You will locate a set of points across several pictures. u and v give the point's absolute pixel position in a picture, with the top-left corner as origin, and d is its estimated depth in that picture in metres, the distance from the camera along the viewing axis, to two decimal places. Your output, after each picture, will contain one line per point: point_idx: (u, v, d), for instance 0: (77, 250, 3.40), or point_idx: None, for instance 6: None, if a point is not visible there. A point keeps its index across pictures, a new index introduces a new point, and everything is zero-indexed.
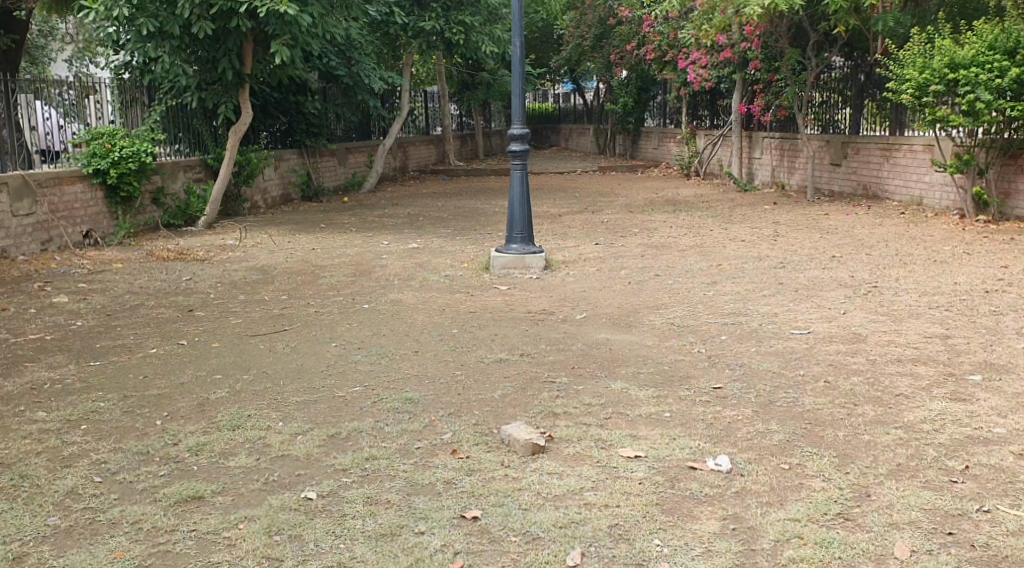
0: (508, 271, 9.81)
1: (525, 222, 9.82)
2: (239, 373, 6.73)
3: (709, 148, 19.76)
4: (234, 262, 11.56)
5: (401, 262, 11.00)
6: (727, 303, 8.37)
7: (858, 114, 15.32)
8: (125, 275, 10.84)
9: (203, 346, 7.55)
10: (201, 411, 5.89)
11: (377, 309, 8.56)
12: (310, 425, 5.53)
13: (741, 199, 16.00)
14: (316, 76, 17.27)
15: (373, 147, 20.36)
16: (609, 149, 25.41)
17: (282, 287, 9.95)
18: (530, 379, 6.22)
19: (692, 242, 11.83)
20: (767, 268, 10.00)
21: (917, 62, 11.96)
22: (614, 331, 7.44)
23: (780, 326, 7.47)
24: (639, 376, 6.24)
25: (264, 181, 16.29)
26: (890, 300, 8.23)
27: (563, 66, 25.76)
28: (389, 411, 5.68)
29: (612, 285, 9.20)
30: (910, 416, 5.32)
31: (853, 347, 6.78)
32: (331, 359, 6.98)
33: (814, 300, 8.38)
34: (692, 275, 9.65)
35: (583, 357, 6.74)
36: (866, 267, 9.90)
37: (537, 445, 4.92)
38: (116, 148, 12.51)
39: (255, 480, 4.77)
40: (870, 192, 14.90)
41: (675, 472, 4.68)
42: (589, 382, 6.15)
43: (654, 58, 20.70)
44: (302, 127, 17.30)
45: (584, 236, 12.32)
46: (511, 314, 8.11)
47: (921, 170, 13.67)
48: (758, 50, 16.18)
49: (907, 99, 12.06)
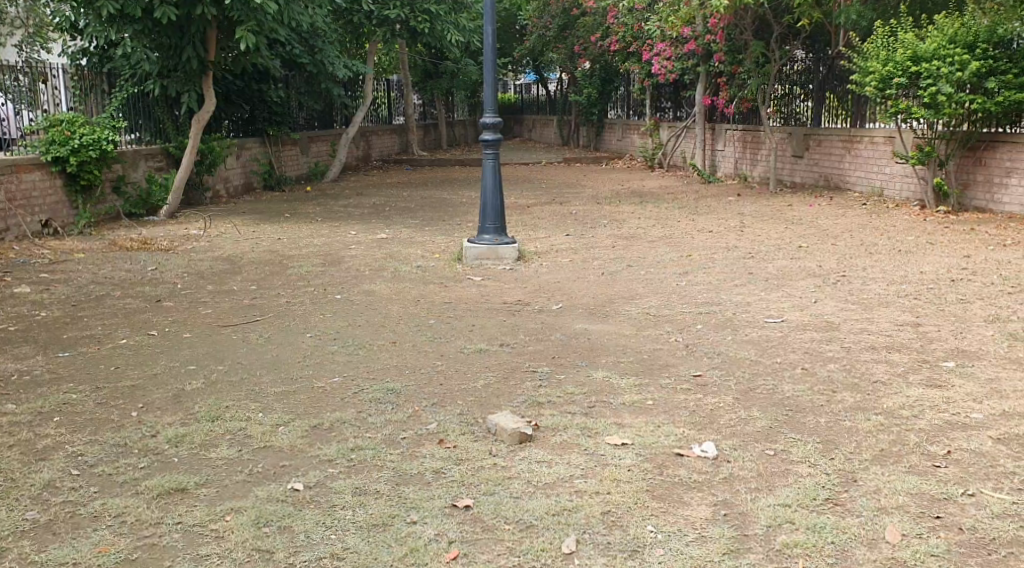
0: (481, 262, 9.79)
1: (497, 212, 9.80)
2: (213, 364, 6.65)
3: (673, 140, 19.86)
4: (200, 252, 11.41)
5: (371, 252, 10.94)
6: (699, 292, 8.42)
7: (820, 107, 15.49)
8: (88, 265, 10.66)
9: (174, 337, 7.46)
10: (177, 402, 5.82)
11: (350, 299, 8.51)
12: (290, 416, 5.48)
13: (705, 191, 16.12)
14: (279, 63, 17.09)
15: (336, 137, 20.21)
16: (572, 140, 25.44)
17: (250, 278, 9.85)
18: (511, 369, 6.22)
19: (661, 233, 11.89)
20: (736, 258, 10.08)
21: (880, 55, 12.11)
22: (592, 321, 7.46)
23: (755, 315, 7.52)
24: (619, 365, 6.26)
25: (226, 170, 16.11)
26: (860, 289, 8.31)
27: (526, 57, 25.73)
28: (371, 402, 5.64)
29: (585, 275, 9.22)
30: (889, 402, 5.37)
31: (827, 335, 6.83)
32: (308, 349, 6.92)
33: (785, 289, 8.46)
34: (663, 266, 9.69)
35: (562, 346, 6.75)
36: (833, 256, 10.01)
37: (525, 434, 4.91)
38: (75, 136, 12.35)
39: (239, 471, 4.72)
40: (831, 183, 15.06)
41: (662, 459, 4.68)
42: (571, 371, 6.16)
43: (617, 50, 20.75)
44: (265, 115, 17.12)
45: (553, 226, 12.34)
46: (487, 304, 8.10)
47: (882, 161, 13.85)
48: (722, 43, 16.27)
49: (870, 91, 12.16)
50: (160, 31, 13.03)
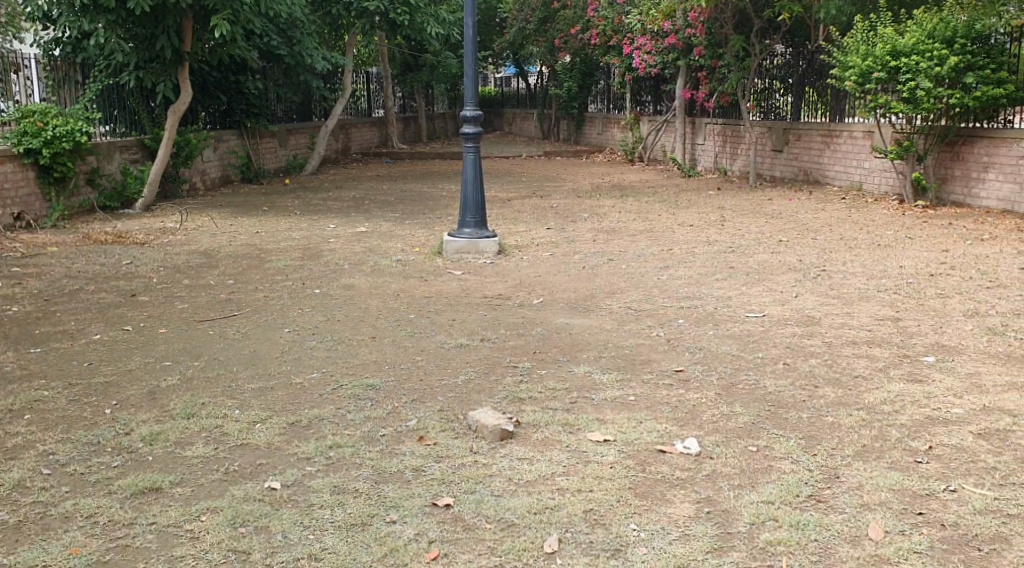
0: (461, 256, 9.72)
1: (476, 205, 9.73)
2: (189, 360, 6.56)
3: (653, 133, 19.85)
4: (176, 246, 11.29)
5: (349, 246, 10.85)
6: (680, 286, 8.38)
7: (799, 101, 15.50)
8: (61, 258, 10.53)
9: (150, 332, 7.36)
10: (152, 399, 5.74)
11: (328, 294, 8.43)
12: (268, 413, 5.40)
13: (685, 185, 16.11)
14: (256, 55, 16.93)
15: (314, 130, 20.07)
16: (552, 134, 25.38)
17: (227, 272, 9.74)
18: (491, 364, 6.16)
19: (641, 226, 11.86)
20: (716, 252, 10.05)
21: (860, 49, 12.12)
22: (572, 315, 7.41)
23: (735, 309, 7.49)
24: (600, 360, 6.21)
25: (203, 162, 15.95)
26: (840, 283, 8.29)
27: (506, 49, 25.65)
28: (350, 399, 5.57)
29: (566, 270, 9.16)
30: (870, 397, 5.33)
31: (809, 330, 6.81)
32: (286, 345, 6.83)
33: (766, 283, 8.43)
34: (644, 260, 9.65)
35: (543, 341, 6.70)
36: (814, 251, 10.01)
37: (505, 431, 4.86)
38: (48, 127, 12.21)
39: (215, 470, 4.65)
40: (811, 177, 15.07)
41: (644, 455, 4.64)
42: (552, 366, 6.10)
43: (598, 43, 20.71)
44: (242, 108, 16.97)
45: (533, 220, 12.28)
46: (467, 298, 8.03)
47: (861, 156, 13.86)
48: (702, 37, 16.25)
49: (850, 85, 12.17)
50: (135, 21, 12.88)
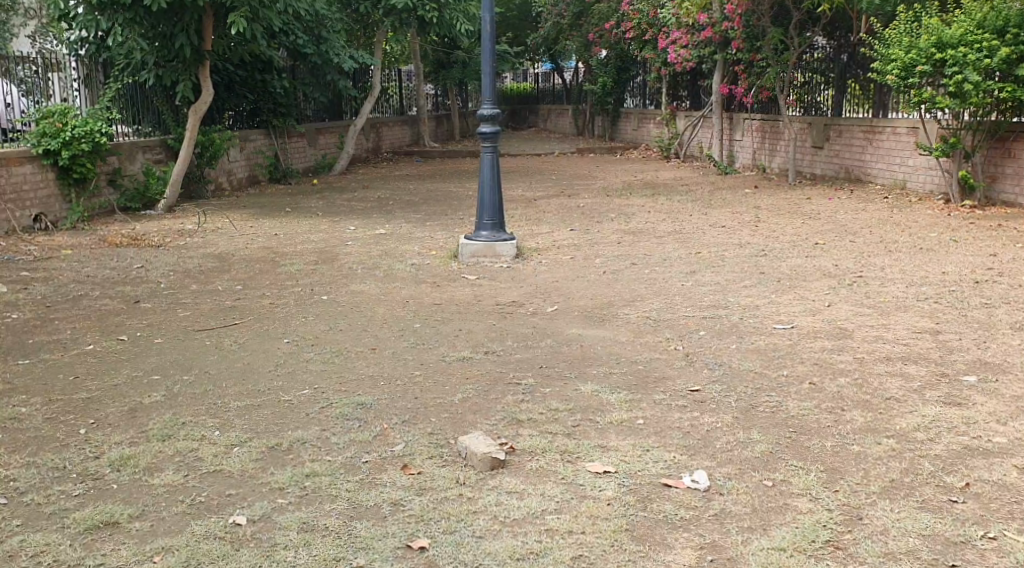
0: (478, 259, 9.33)
1: (494, 207, 9.34)
2: (178, 374, 6.22)
3: (690, 130, 19.32)
4: (192, 249, 11.02)
5: (366, 250, 10.49)
6: (705, 294, 7.92)
7: (841, 96, 14.93)
8: (73, 262, 10.29)
9: (144, 342, 7.04)
10: (132, 418, 5.40)
11: (337, 300, 8.07)
12: (248, 434, 5.04)
13: (721, 183, 15.59)
14: (283, 53, 16.68)
15: (344, 128, 19.78)
16: (587, 131, 24.92)
17: (237, 277, 9.43)
18: (494, 381, 5.77)
19: (670, 228, 11.40)
20: (747, 256, 9.56)
21: (902, 41, 11.52)
22: (586, 326, 7.00)
23: (763, 320, 7.01)
24: (612, 377, 5.79)
25: (229, 162, 15.70)
26: (877, 291, 7.79)
27: (541, 45, 25.22)
28: (337, 419, 5.19)
29: (585, 275, 8.74)
30: (902, 422, 4.84)
31: (839, 344, 6.32)
32: (283, 357, 6.48)
33: (798, 291, 7.94)
34: (669, 264, 9.21)
35: (553, 355, 6.30)
36: (851, 255, 9.48)
37: (497, 460, 4.45)
38: (67, 128, 11.98)
39: (179, 501, 4.29)
40: (852, 175, 14.48)
41: (647, 490, 4.20)
42: (557, 384, 5.69)
43: (633, 37, 20.20)
44: (269, 107, 16.71)
45: (559, 221, 11.86)
46: (479, 306, 7.65)
47: (905, 153, 13.27)
48: (740, 30, 15.69)
49: (892, 79, 11.59)
50: (155, 18, 12.63)
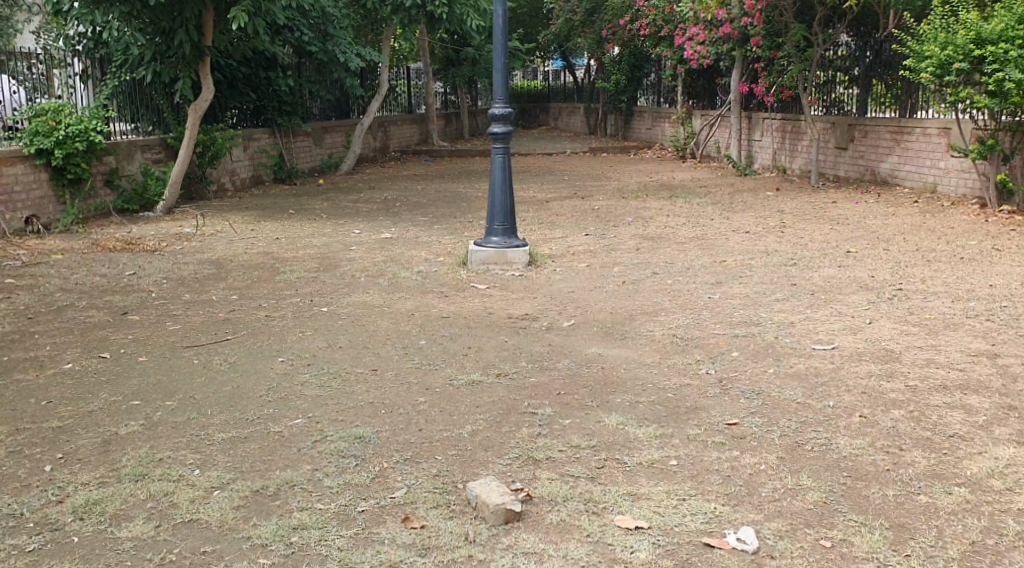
0: (488, 267, 8.76)
1: (506, 212, 8.75)
2: (160, 400, 5.64)
3: (706, 129, 18.70)
4: (188, 254, 10.47)
5: (371, 256, 9.93)
6: (735, 308, 7.34)
7: (866, 95, 14.31)
8: (62, 269, 9.75)
9: (128, 361, 6.48)
10: (104, 453, 4.83)
11: (337, 313, 7.52)
12: (231, 475, 4.47)
13: (741, 184, 14.99)
14: (286, 49, 16.12)
15: (350, 126, 19.20)
16: (599, 130, 24.30)
17: (234, 285, 8.86)
18: (507, 411, 5.20)
19: (691, 233, 10.81)
20: (776, 265, 8.97)
21: (938, 37, 10.91)
22: (606, 344, 6.43)
23: (800, 339, 6.43)
24: (639, 407, 5.21)
25: (232, 162, 15.17)
26: (922, 306, 7.21)
27: (552, 41, 24.60)
28: (331, 456, 4.62)
29: (603, 285, 8.16)
30: (974, 467, 4.31)
31: (888, 368, 5.74)
32: (276, 379, 5.90)
33: (834, 306, 7.36)
34: (692, 273, 8.64)
35: (571, 378, 5.73)
36: (887, 264, 8.89)
37: (512, 511, 3.95)
38: (60, 126, 11.45)
39: (147, 562, 3.81)
40: (879, 177, 13.86)
41: (686, 553, 3.78)
42: (578, 414, 5.14)
43: (648, 34, 19.58)
44: (273, 105, 16.15)
45: (573, 225, 11.26)
46: (490, 321, 7.10)
47: (935, 154, 12.66)
48: (760, 26, 14.99)
49: (926, 77, 10.98)
50: (152, 12, 12.07)
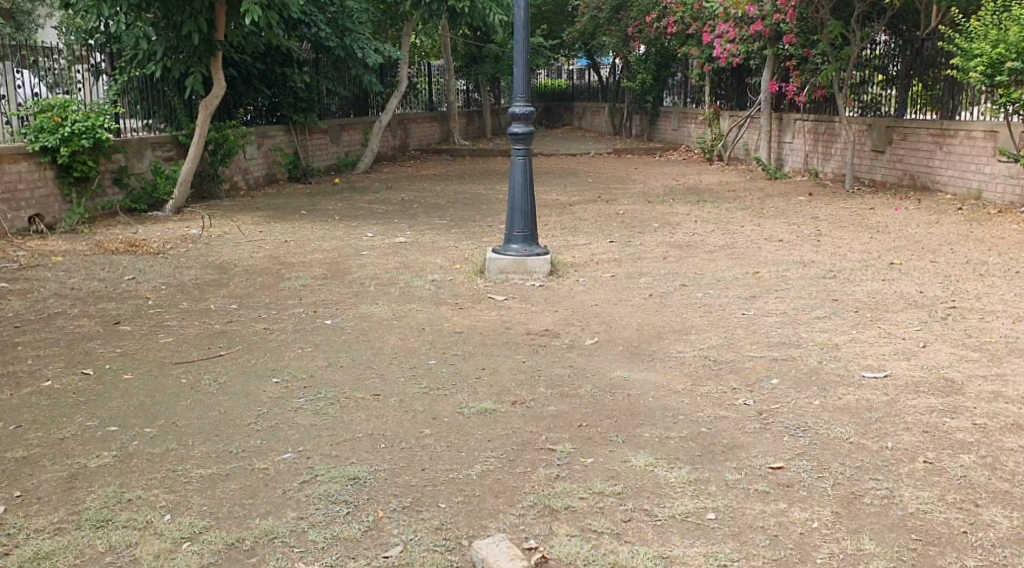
0: (506, 277, 8.17)
1: (526, 217, 8.17)
2: (139, 425, 5.07)
3: (735, 130, 18.04)
4: (192, 258, 9.93)
5: (382, 262, 9.38)
6: (772, 326, 6.75)
7: (904, 96, 13.62)
8: (60, 272, 9.22)
9: (111, 378, 5.91)
10: (67, 492, 4.27)
11: (341, 327, 6.96)
12: (205, 522, 4.00)
13: (772, 189, 14.34)
14: (302, 45, 15.58)
15: (368, 124, 18.63)
16: (625, 130, 23.66)
17: (235, 293, 8.30)
18: (520, 447, 4.62)
19: (720, 241, 10.21)
20: (814, 278, 8.37)
21: (989, 33, 10.22)
22: (633, 367, 5.84)
23: (848, 364, 5.83)
24: (670, 445, 4.62)
25: (245, 160, 14.65)
26: (979, 328, 6.62)
27: (577, 39, 23.99)
28: (320, 501, 4.13)
29: (628, 298, 7.58)
30: None
31: (948, 403, 5.15)
32: (268, 404, 5.34)
33: (882, 325, 6.75)
34: (723, 286, 8.03)
35: (595, 408, 5.13)
36: (935, 278, 8.28)
37: None
38: (66, 123, 10.95)
39: None
40: (919, 182, 13.17)
41: None
42: (603, 453, 4.54)
43: (675, 32, 18.93)
44: (289, 102, 15.62)
45: (598, 231, 10.67)
46: (507, 336, 6.54)
47: (980, 159, 12.00)
48: (794, 23, 14.27)
49: (975, 77, 10.31)
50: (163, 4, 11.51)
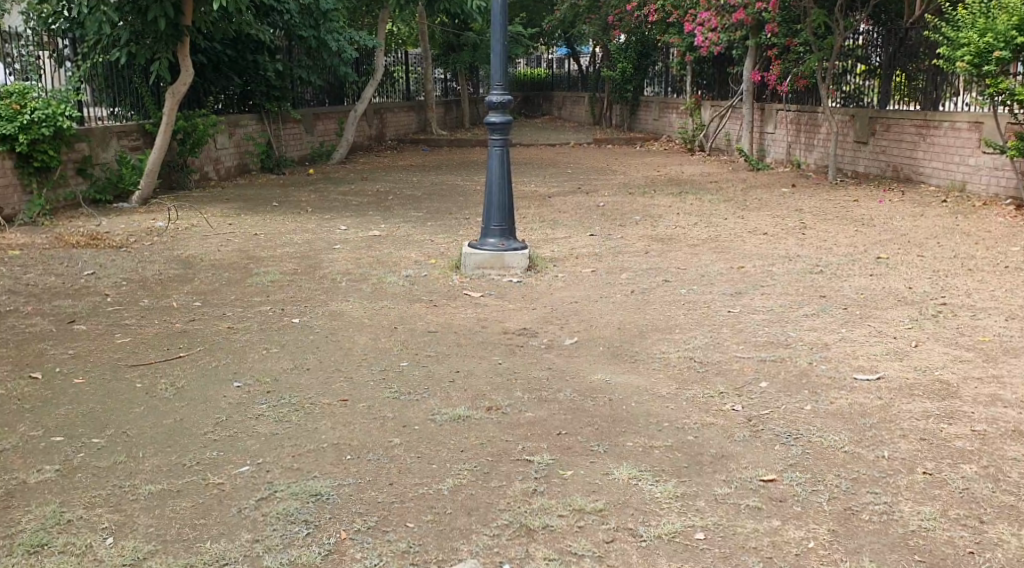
0: (483, 272, 7.88)
1: (504, 211, 7.87)
2: (87, 434, 4.75)
3: (716, 121, 17.79)
4: (157, 252, 9.56)
5: (355, 256, 9.06)
6: (759, 325, 6.48)
7: (887, 86, 13.41)
8: (16, 267, 8.84)
9: (61, 382, 5.57)
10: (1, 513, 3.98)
11: (310, 326, 6.64)
12: (151, 547, 3.74)
13: (754, 180, 14.08)
14: (275, 32, 15.18)
15: (343, 113, 18.26)
16: (604, 120, 23.37)
17: (199, 289, 7.96)
18: (496, 458, 4.34)
19: (704, 234, 9.93)
20: (800, 273, 8.10)
21: (976, 22, 9.97)
22: (615, 369, 5.56)
23: (840, 366, 5.56)
24: (655, 456, 4.34)
25: (216, 150, 14.26)
26: (974, 326, 6.37)
27: (556, 28, 23.62)
28: (279, 521, 3.86)
29: (609, 295, 7.29)
30: None
31: (946, 408, 4.89)
32: (227, 411, 5.02)
33: (873, 323, 6.49)
34: (708, 282, 7.76)
35: (576, 414, 4.84)
36: (925, 273, 8.03)
37: None
38: (25, 110, 10.56)
39: None
40: (902, 174, 12.95)
41: None
42: (584, 464, 4.26)
43: (656, 21, 18.63)
44: (261, 90, 15.23)
45: (577, 223, 10.38)
46: (482, 336, 6.23)
47: (965, 150, 11.78)
48: (776, 12, 14.00)
49: (962, 67, 10.07)
50: None
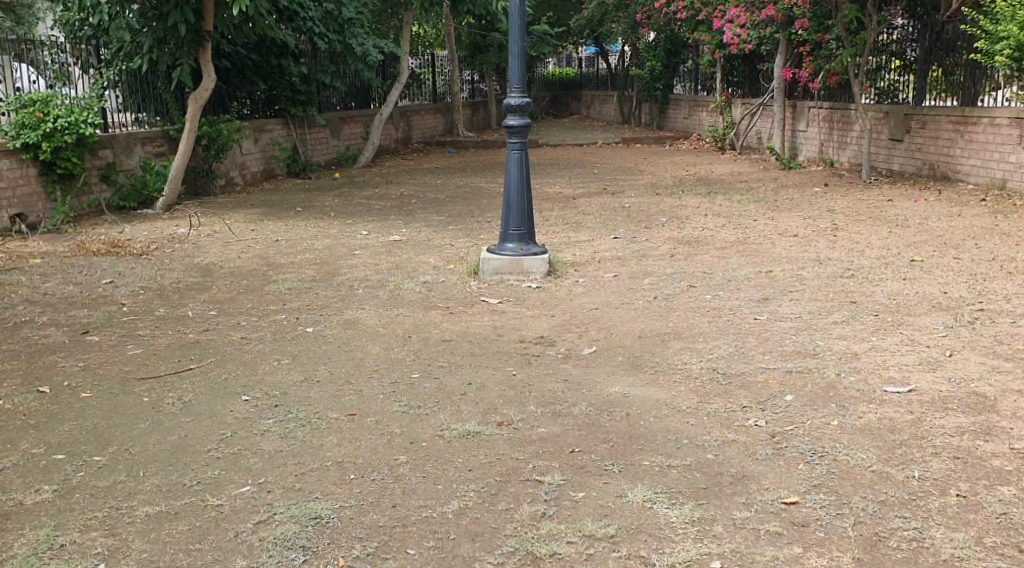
0: (501, 277, 7.69)
1: (522, 215, 7.67)
2: (89, 451, 4.63)
3: (747, 119, 17.48)
4: (176, 260, 9.46)
5: (374, 262, 8.92)
6: (786, 333, 6.25)
7: (922, 82, 13.09)
8: (35, 276, 8.78)
9: (67, 397, 5.45)
10: None
11: (323, 335, 6.49)
12: None
13: (786, 180, 13.79)
14: (298, 36, 15.07)
15: (369, 116, 18.13)
16: (633, 119, 23.10)
17: (216, 298, 7.84)
18: (505, 477, 4.17)
19: (731, 236, 9.69)
20: (830, 277, 7.84)
21: (1016, 14, 9.62)
22: (634, 381, 5.35)
23: (870, 377, 5.32)
24: (673, 476, 4.14)
25: (241, 155, 14.18)
26: (1011, 334, 6.10)
27: (584, 26, 23.38)
28: (279, 548, 3.75)
29: (631, 301, 7.08)
30: None
31: (982, 423, 4.64)
32: (232, 426, 4.88)
33: (905, 330, 6.24)
34: (733, 287, 7.53)
35: (591, 430, 4.65)
36: (960, 276, 7.75)
37: None
38: (48, 118, 10.51)
39: None
40: (937, 172, 12.62)
41: None
42: (597, 486, 4.08)
43: (685, 19, 18.34)
44: (286, 94, 15.14)
45: (601, 226, 10.17)
46: (497, 346, 6.04)
47: (1004, 148, 11.43)
48: (807, 8, 13.66)
49: (1001, 61, 9.74)
50: None
